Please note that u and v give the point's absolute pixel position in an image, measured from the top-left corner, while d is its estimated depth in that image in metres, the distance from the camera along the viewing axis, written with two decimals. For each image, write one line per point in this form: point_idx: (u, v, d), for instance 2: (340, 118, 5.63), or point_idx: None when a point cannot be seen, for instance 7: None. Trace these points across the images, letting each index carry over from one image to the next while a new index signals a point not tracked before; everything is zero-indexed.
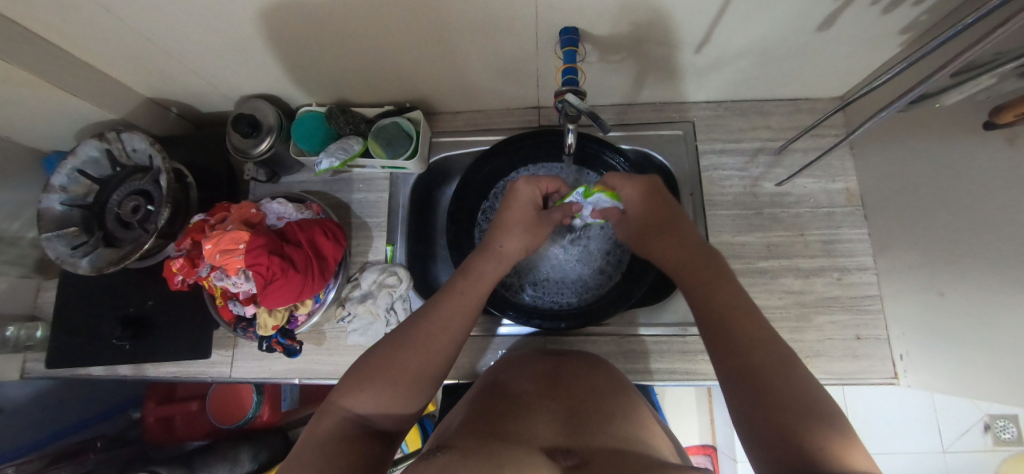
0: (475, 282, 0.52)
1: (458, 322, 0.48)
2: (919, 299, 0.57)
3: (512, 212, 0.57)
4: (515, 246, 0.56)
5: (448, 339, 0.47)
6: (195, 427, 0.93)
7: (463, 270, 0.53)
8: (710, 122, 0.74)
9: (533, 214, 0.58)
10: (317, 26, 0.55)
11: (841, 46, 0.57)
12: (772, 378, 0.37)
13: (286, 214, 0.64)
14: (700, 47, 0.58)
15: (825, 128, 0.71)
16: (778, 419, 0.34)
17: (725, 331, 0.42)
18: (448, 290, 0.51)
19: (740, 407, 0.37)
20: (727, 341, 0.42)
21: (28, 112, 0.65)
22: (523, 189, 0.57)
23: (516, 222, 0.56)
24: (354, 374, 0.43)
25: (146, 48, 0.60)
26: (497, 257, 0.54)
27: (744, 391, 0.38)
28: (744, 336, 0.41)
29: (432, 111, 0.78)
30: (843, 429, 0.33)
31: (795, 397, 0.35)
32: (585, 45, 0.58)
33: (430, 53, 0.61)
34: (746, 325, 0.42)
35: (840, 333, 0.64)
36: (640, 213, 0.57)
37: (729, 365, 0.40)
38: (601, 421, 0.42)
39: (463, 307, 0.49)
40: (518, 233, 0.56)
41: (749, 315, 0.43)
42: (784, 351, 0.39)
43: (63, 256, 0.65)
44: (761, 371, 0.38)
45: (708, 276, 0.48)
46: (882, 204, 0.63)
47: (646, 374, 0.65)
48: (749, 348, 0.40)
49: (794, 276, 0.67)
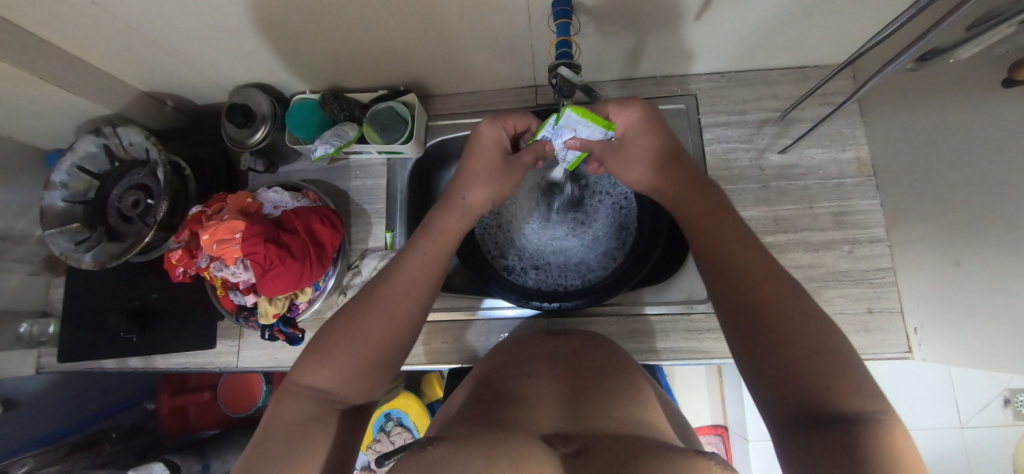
0: (437, 241, 0.49)
1: (419, 290, 0.45)
2: (933, 270, 0.55)
3: (478, 161, 0.52)
4: (480, 197, 0.51)
5: (410, 307, 0.44)
6: (210, 415, 0.94)
7: (423, 227, 0.50)
8: (713, 94, 0.71)
9: (501, 160, 0.52)
10: (301, 8, 0.54)
11: (850, 6, 0.54)
12: (781, 323, 0.35)
13: (283, 203, 0.63)
14: (700, 13, 0.55)
15: (833, 96, 0.68)
16: (785, 372, 0.33)
17: (725, 276, 0.40)
18: (408, 254, 0.47)
19: (742, 351, 0.36)
20: (723, 281, 0.40)
21: (22, 109, 0.65)
22: (489, 132, 0.52)
23: (482, 171, 0.52)
24: (313, 349, 0.41)
25: (132, 38, 0.59)
26: (461, 210, 0.51)
27: (743, 333, 0.36)
28: (740, 273, 0.39)
29: (427, 93, 0.76)
30: (852, 370, 0.32)
31: (802, 338, 0.33)
32: (579, 16, 0.56)
33: (420, 33, 0.59)
34: (744, 260, 0.40)
35: (851, 306, 0.63)
36: (642, 142, 0.48)
37: (728, 306, 0.38)
38: (601, 402, 0.41)
39: (424, 272, 0.46)
40: (483, 185, 0.51)
41: (743, 250, 0.40)
42: (788, 283, 0.37)
43: (67, 251, 0.66)
44: (761, 308, 0.36)
45: (700, 210, 0.45)
46: (894, 174, 0.61)
47: (652, 353, 0.64)
48: (749, 292, 0.37)
49: (804, 250, 0.65)
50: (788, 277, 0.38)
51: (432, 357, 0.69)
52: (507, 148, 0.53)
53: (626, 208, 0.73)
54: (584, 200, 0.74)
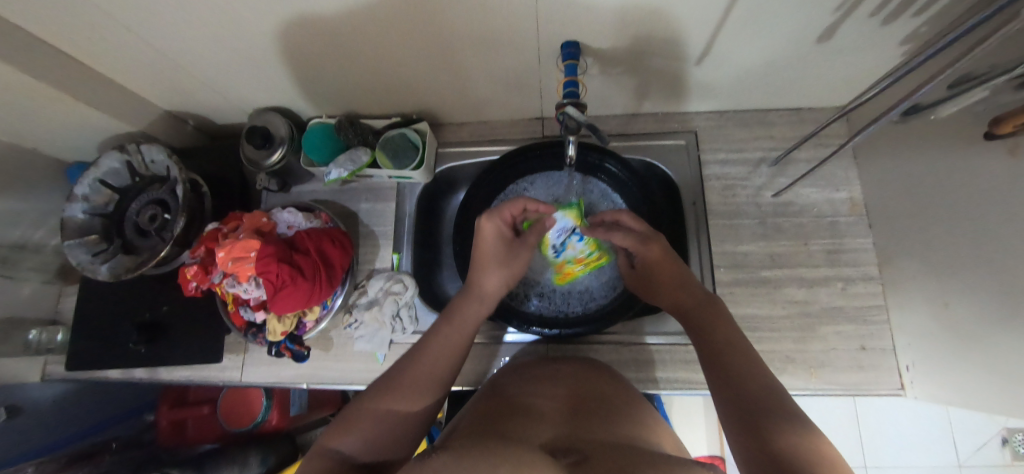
0: (456, 327, 0.53)
1: (443, 370, 0.49)
2: (924, 309, 0.57)
3: (483, 252, 0.57)
4: (492, 283, 0.57)
5: (433, 384, 0.48)
6: (207, 430, 0.93)
7: (444, 316, 0.55)
8: (712, 132, 0.74)
9: (505, 248, 0.58)
10: (327, 41, 0.57)
11: (840, 56, 0.58)
12: (760, 405, 0.39)
13: (296, 223, 0.65)
14: (701, 57, 0.59)
15: (829, 138, 0.71)
16: (760, 430, 0.37)
17: (719, 368, 0.45)
18: (432, 337, 0.52)
19: (733, 430, 0.39)
20: (717, 375, 0.45)
21: (52, 126, 0.69)
22: (488, 227, 0.57)
23: (488, 260, 0.57)
24: (345, 418, 0.43)
25: (164, 63, 0.63)
26: (479, 297, 0.56)
27: (734, 417, 0.39)
28: (730, 370, 0.44)
29: (439, 122, 0.79)
30: (816, 433, 0.35)
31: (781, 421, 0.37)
32: (586, 58, 0.60)
33: (435, 66, 0.63)
34: (735, 358, 0.46)
35: (845, 343, 0.64)
36: (646, 267, 0.58)
37: (724, 396, 0.42)
38: (603, 423, 0.42)
39: (448, 349, 0.51)
40: (496, 271, 0.57)
41: (737, 354, 0.46)
42: (769, 384, 0.42)
43: (84, 262, 0.68)
44: (749, 399, 0.40)
45: (701, 319, 0.52)
46: (885, 214, 0.63)
47: (651, 382, 0.65)
48: (738, 388, 0.42)
49: (799, 285, 0.67)
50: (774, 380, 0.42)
51: None
52: (508, 236, 0.59)
53: None
54: None
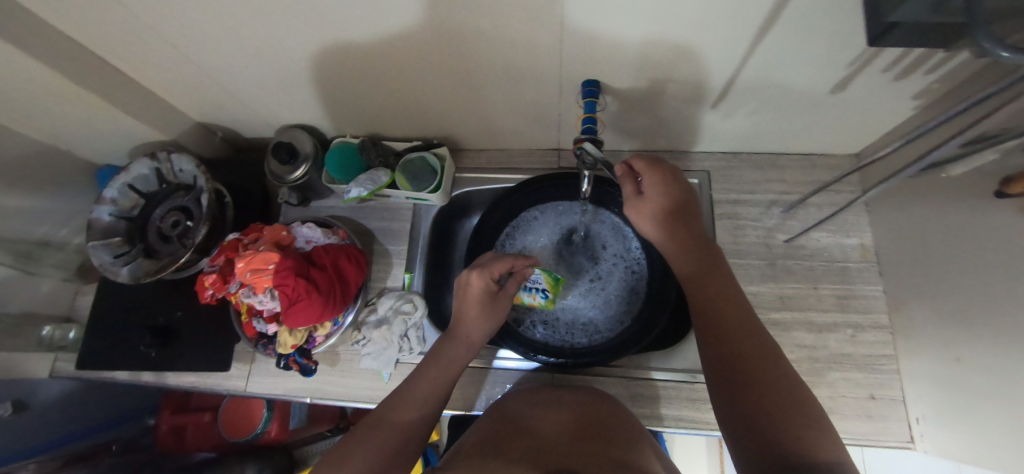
0: (442, 369, 0.55)
1: (428, 404, 0.53)
2: (935, 361, 0.56)
3: (469, 307, 0.59)
4: (479, 334, 0.59)
5: (418, 421, 0.51)
6: (205, 438, 0.94)
7: (432, 355, 0.57)
8: (725, 172, 0.76)
9: (490, 302, 0.60)
10: (360, 66, 0.60)
11: (852, 107, 0.60)
12: (754, 371, 0.41)
13: (314, 238, 0.67)
14: (718, 100, 0.61)
15: (839, 185, 0.72)
16: (763, 429, 0.37)
17: (715, 327, 0.46)
18: (417, 374, 0.55)
19: (723, 396, 0.42)
20: (713, 334, 0.46)
21: (90, 132, 0.72)
22: (476, 282, 0.59)
23: (474, 313, 0.59)
24: (334, 454, 0.46)
25: (204, 79, 0.66)
26: (464, 344, 0.58)
27: (730, 381, 0.42)
28: (727, 329, 0.45)
29: (458, 147, 0.82)
30: (806, 403, 0.39)
31: (776, 391, 0.40)
32: (606, 96, 0.62)
33: (460, 95, 0.65)
34: (731, 316, 0.46)
35: (854, 391, 0.63)
36: (668, 200, 0.54)
37: (716, 358, 0.44)
38: (603, 445, 0.44)
39: (434, 386, 0.54)
40: (481, 323, 0.59)
41: (732, 310, 0.46)
42: (765, 346, 0.43)
43: (105, 263, 0.70)
44: (743, 362, 0.42)
45: (696, 270, 0.50)
46: (897, 263, 0.64)
47: (656, 419, 0.64)
48: (735, 348, 0.43)
49: (807, 330, 0.67)
50: (766, 338, 0.44)
51: None
52: (494, 289, 0.60)
53: (638, 273, 0.73)
54: (598, 261, 0.75)
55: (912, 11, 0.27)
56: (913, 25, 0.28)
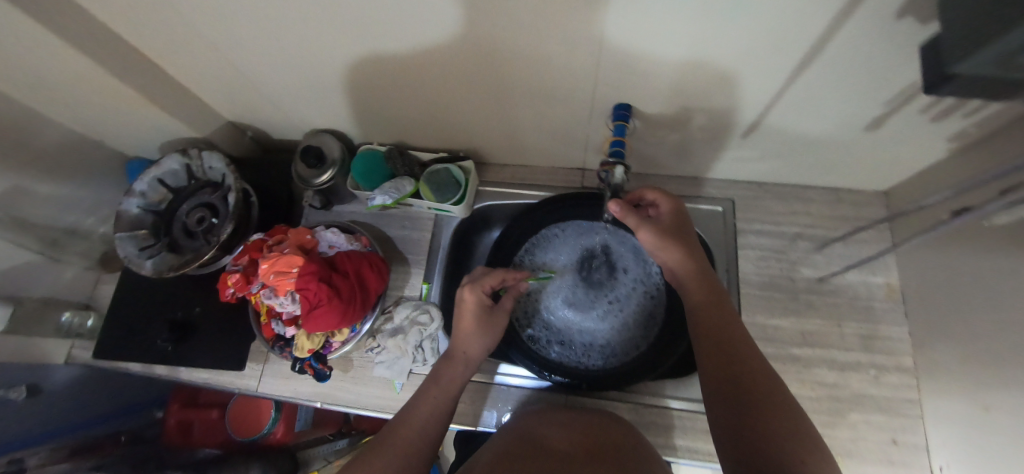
0: (443, 388, 0.56)
1: (432, 425, 0.53)
2: (962, 410, 0.55)
3: (465, 323, 0.59)
4: (478, 349, 0.59)
5: (422, 442, 0.51)
6: (213, 435, 0.94)
7: (431, 377, 0.57)
8: (750, 201, 0.75)
9: (487, 316, 0.60)
10: (393, 77, 0.61)
11: (884, 145, 0.59)
12: (750, 389, 0.43)
13: (338, 243, 0.67)
14: (748, 130, 0.61)
15: (866, 221, 0.71)
16: (755, 443, 0.38)
17: (715, 346, 0.48)
18: (418, 396, 0.55)
19: (722, 413, 0.43)
20: (714, 355, 0.47)
21: (127, 126, 0.73)
22: (470, 297, 0.59)
23: (472, 328, 0.59)
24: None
25: (241, 81, 0.68)
26: (462, 362, 0.58)
27: (728, 397, 0.43)
28: (726, 348, 0.47)
29: (482, 161, 0.82)
30: (801, 423, 0.39)
31: (772, 408, 0.40)
32: (636, 120, 0.63)
33: (490, 110, 0.66)
34: (731, 338, 0.48)
35: (875, 434, 0.62)
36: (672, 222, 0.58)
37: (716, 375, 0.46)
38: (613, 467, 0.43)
39: (436, 406, 0.54)
40: (478, 338, 0.59)
41: (733, 332, 0.49)
42: (764, 367, 0.45)
43: (131, 255, 0.71)
44: (740, 379, 0.44)
45: (702, 296, 0.53)
46: (924, 305, 0.62)
47: (669, 449, 0.64)
48: (734, 366, 0.45)
49: (829, 368, 0.65)
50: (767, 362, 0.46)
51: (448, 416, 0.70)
52: (489, 304, 0.60)
53: (656, 297, 0.72)
54: (616, 283, 0.74)
55: (967, 67, 0.27)
56: (967, 78, 0.28)
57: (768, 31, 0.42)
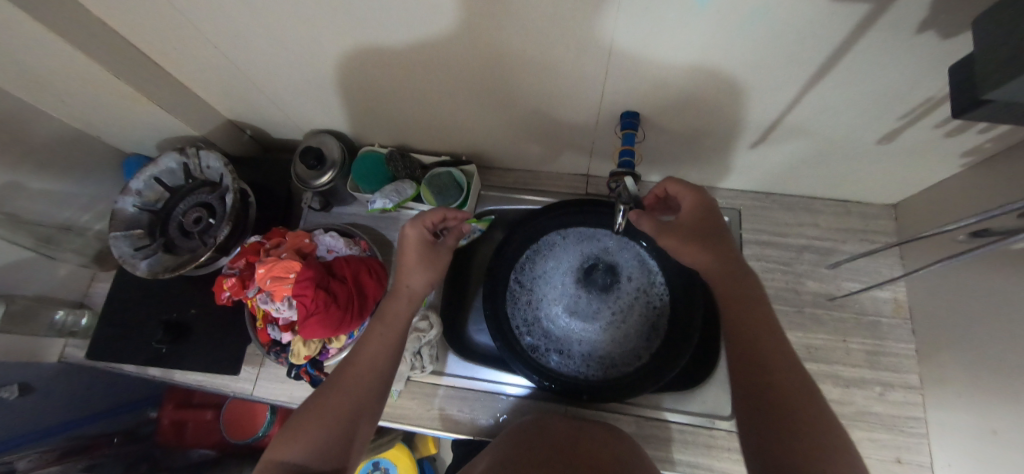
0: (389, 324, 0.53)
1: (381, 361, 0.51)
2: (969, 431, 0.54)
3: (407, 258, 0.56)
4: (421, 284, 0.56)
5: (371, 381, 0.49)
6: (206, 435, 0.95)
7: (378, 316, 0.54)
8: (756, 212, 0.74)
9: (430, 252, 0.57)
10: (398, 79, 0.60)
11: (897, 159, 0.58)
12: (788, 407, 0.39)
13: (336, 248, 0.67)
14: (757, 141, 0.60)
15: (874, 234, 0.70)
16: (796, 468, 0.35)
17: (749, 356, 0.43)
18: (365, 337, 0.53)
19: (754, 431, 0.39)
20: (744, 366, 0.43)
21: (123, 123, 0.72)
22: (410, 232, 0.56)
23: (415, 262, 0.56)
24: (291, 424, 0.46)
25: (241, 80, 0.66)
26: (405, 297, 0.55)
27: (763, 413, 0.39)
28: (760, 358, 0.43)
29: (485, 164, 0.81)
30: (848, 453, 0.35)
31: (813, 432, 0.37)
32: (644, 127, 0.61)
33: (495, 113, 0.65)
34: (766, 347, 0.43)
35: (880, 452, 0.61)
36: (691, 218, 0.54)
37: (748, 389, 0.42)
38: None
39: (385, 343, 0.52)
40: (421, 273, 0.56)
41: (768, 340, 0.44)
42: (804, 383, 0.41)
43: (125, 255, 0.70)
44: (776, 397, 0.40)
45: (730, 293, 0.48)
46: (932, 323, 0.61)
47: (668, 462, 0.63)
48: (769, 380, 0.41)
49: (834, 383, 0.64)
50: (807, 376, 0.41)
51: (445, 423, 0.69)
52: (431, 240, 0.57)
53: (659, 307, 0.71)
54: (617, 291, 0.73)
55: (1006, 92, 0.25)
56: (1003, 102, 0.27)
57: (784, 42, 0.41)
